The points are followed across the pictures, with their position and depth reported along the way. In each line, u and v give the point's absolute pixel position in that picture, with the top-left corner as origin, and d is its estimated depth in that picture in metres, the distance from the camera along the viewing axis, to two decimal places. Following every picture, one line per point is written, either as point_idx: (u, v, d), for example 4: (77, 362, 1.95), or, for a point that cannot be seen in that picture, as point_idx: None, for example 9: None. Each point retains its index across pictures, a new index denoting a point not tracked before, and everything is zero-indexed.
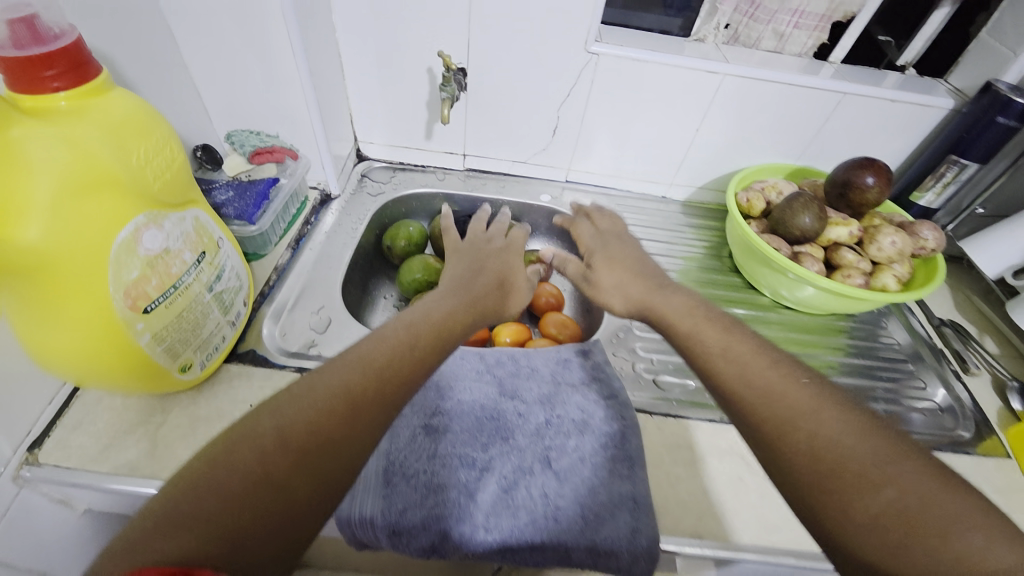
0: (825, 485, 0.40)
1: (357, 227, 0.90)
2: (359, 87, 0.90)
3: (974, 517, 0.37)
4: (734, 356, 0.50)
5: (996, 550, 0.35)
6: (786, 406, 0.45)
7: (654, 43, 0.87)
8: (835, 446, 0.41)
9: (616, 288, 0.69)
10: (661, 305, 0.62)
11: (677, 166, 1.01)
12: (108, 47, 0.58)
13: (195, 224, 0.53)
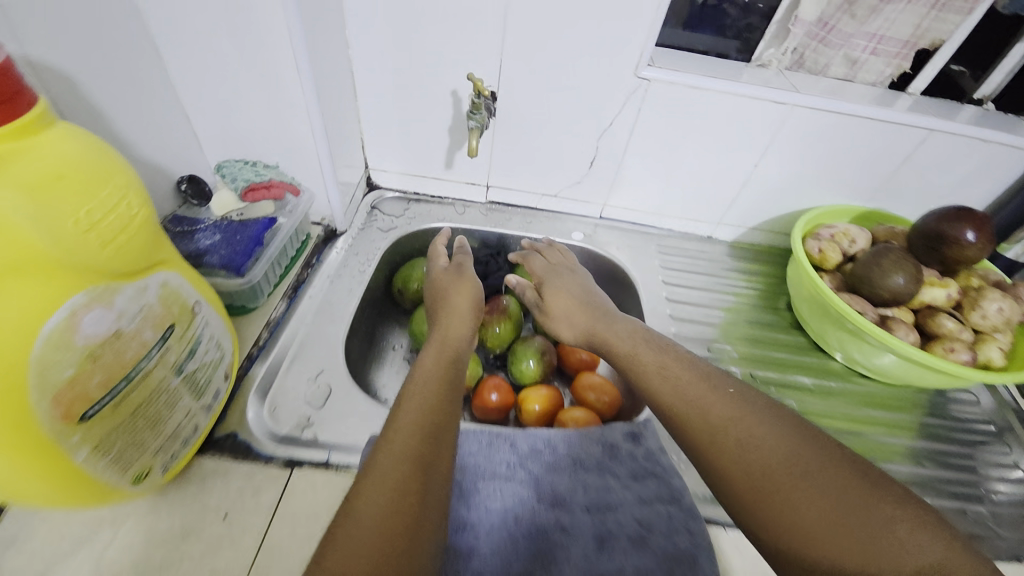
0: (759, 490, 0.42)
1: (365, 268, 0.78)
2: (372, 110, 0.79)
3: (895, 506, 0.38)
4: (669, 372, 0.54)
5: (916, 544, 0.36)
6: (713, 415, 0.48)
7: (712, 68, 0.76)
8: (764, 452, 0.43)
9: (565, 318, 0.71)
10: (607, 330, 0.65)
11: (727, 205, 0.90)
12: (71, 65, 0.48)
13: (161, 293, 0.42)
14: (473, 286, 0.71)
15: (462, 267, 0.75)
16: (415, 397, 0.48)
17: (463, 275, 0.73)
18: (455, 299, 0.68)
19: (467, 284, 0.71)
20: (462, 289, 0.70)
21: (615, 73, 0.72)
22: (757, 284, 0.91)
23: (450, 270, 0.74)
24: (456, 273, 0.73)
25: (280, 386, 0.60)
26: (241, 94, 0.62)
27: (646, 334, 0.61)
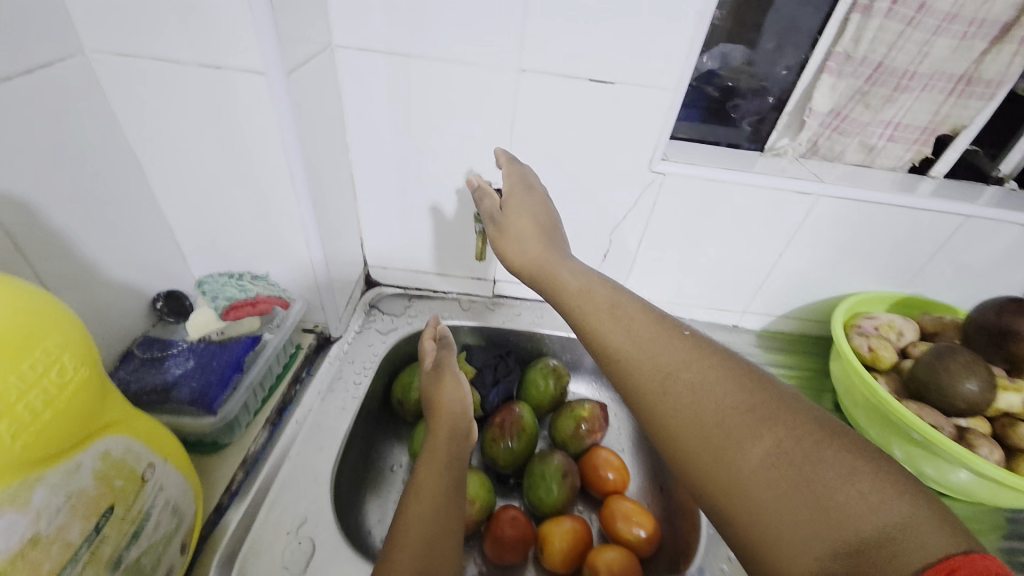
0: (706, 440, 0.37)
1: (362, 379, 0.70)
2: (372, 209, 0.75)
3: (852, 458, 0.33)
4: (623, 313, 0.48)
5: (872, 495, 0.31)
6: (668, 363, 0.43)
7: (727, 158, 0.73)
8: (711, 407, 0.38)
9: (523, 235, 0.58)
10: (558, 266, 0.54)
11: (753, 293, 0.83)
12: (36, 194, 0.44)
13: (100, 467, 0.34)
14: (456, 382, 0.64)
15: (441, 365, 0.66)
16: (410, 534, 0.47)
17: (441, 371, 0.65)
18: (441, 397, 0.62)
19: (449, 382, 0.64)
20: (450, 388, 0.63)
21: (628, 167, 0.69)
22: (796, 380, 0.82)
23: (431, 371, 0.67)
24: (438, 376, 0.65)
25: (252, 546, 0.50)
26: (232, 204, 0.57)
27: (600, 276, 0.53)
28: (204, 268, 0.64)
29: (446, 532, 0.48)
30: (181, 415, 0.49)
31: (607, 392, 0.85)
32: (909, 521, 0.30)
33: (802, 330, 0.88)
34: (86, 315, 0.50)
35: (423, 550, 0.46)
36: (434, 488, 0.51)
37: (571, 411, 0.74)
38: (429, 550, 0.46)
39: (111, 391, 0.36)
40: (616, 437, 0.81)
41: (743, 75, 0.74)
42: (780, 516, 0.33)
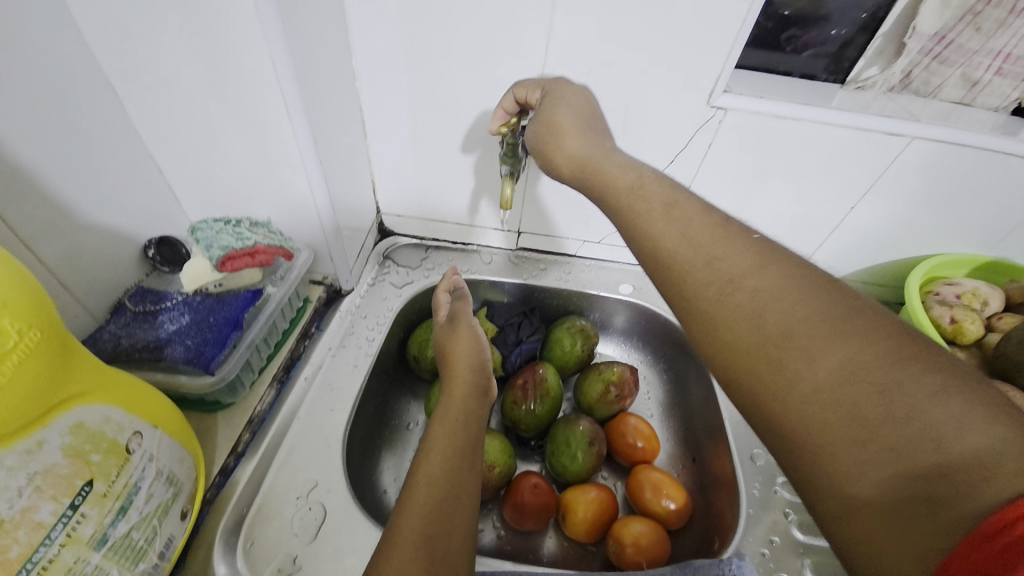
0: (763, 352, 0.30)
1: (375, 336, 0.64)
2: (383, 148, 0.67)
3: (950, 374, 0.25)
4: (681, 215, 0.37)
5: (971, 415, 0.23)
6: (724, 266, 0.34)
7: (801, 91, 0.61)
8: (776, 315, 0.31)
9: (565, 126, 0.48)
10: (603, 159, 0.44)
11: (811, 252, 0.74)
12: None
13: (72, 440, 0.30)
14: (472, 338, 0.60)
15: (456, 319, 0.62)
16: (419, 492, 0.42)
17: (456, 325, 0.62)
18: (456, 351, 0.58)
19: (466, 337, 0.60)
20: (463, 345, 0.59)
21: (682, 99, 0.59)
22: None
23: (445, 325, 0.63)
24: (452, 329, 0.62)
25: (261, 510, 0.47)
26: (222, 139, 0.50)
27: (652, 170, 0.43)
28: (201, 213, 0.58)
29: (459, 492, 0.43)
30: (176, 374, 0.45)
31: (637, 355, 0.79)
32: (1009, 447, 0.22)
33: (861, 293, 0.78)
34: (68, 264, 0.46)
35: (433, 509, 0.40)
36: (448, 443, 0.46)
37: (599, 374, 0.69)
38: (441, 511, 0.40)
39: (77, 354, 0.31)
40: (645, 402, 0.76)
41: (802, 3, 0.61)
42: (841, 437, 0.26)
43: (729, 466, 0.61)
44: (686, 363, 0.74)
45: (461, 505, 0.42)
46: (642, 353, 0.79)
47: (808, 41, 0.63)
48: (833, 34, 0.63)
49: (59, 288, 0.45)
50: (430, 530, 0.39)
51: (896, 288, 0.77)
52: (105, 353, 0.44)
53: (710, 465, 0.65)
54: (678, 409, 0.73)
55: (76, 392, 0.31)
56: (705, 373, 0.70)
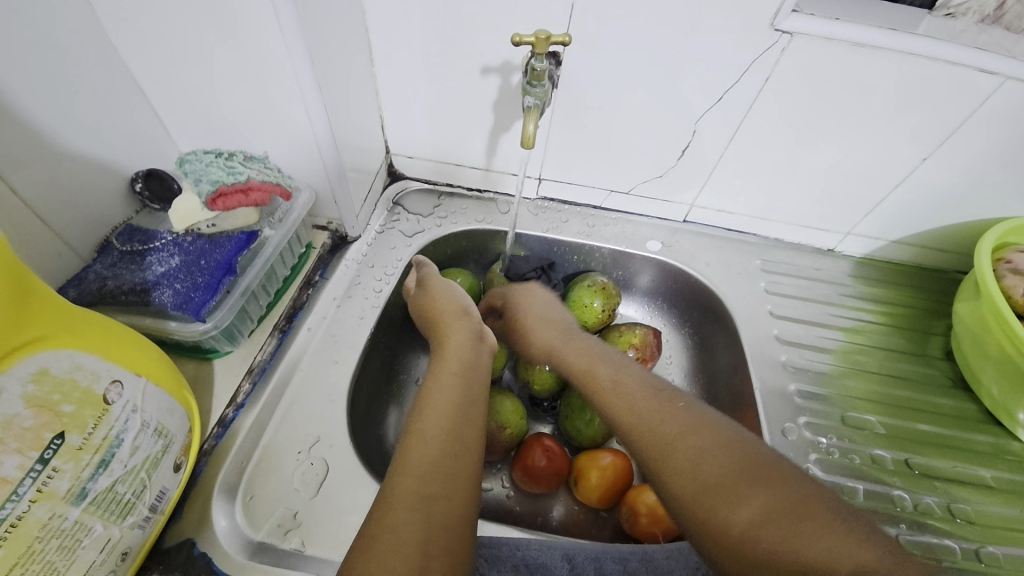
0: (699, 497, 0.35)
1: (382, 287, 0.60)
2: (393, 79, 0.60)
3: (833, 515, 0.31)
4: (624, 388, 0.46)
5: (848, 556, 0.29)
6: (664, 428, 0.40)
7: (882, 14, 0.52)
8: (698, 456, 0.37)
9: (539, 314, 0.60)
10: (563, 350, 0.55)
11: (866, 211, 0.66)
12: None
13: (35, 390, 0.28)
14: (453, 299, 0.56)
15: (426, 283, 0.58)
16: (415, 452, 0.40)
17: (427, 289, 0.57)
18: (441, 314, 0.55)
19: (440, 297, 0.56)
20: (444, 303, 0.56)
21: (739, 21, 0.50)
22: (893, 320, 0.68)
23: (417, 291, 0.58)
24: (426, 290, 0.57)
25: (261, 462, 0.45)
26: (210, 59, 0.44)
27: (602, 354, 0.52)
28: (193, 144, 0.53)
29: (458, 453, 0.41)
30: (165, 320, 0.42)
31: (661, 317, 0.74)
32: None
33: (915, 259, 0.71)
34: (45, 195, 0.42)
35: (432, 471, 0.39)
36: (451, 391, 0.45)
37: (620, 336, 0.64)
38: (440, 472, 0.39)
39: (32, 296, 0.29)
40: (666, 368, 0.72)
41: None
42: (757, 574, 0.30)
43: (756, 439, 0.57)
44: (715, 328, 0.69)
45: (462, 466, 0.40)
46: (667, 316, 0.74)
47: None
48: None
49: (36, 221, 0.41)
50: (428, 491, 0.37)
51: (956, 254, 0.69)
52: (90, 295, 0.41)
53: None
54: (702, 374, 0.69)
55: (36, 338, 0.28)
56: (735, 339, 0.65)
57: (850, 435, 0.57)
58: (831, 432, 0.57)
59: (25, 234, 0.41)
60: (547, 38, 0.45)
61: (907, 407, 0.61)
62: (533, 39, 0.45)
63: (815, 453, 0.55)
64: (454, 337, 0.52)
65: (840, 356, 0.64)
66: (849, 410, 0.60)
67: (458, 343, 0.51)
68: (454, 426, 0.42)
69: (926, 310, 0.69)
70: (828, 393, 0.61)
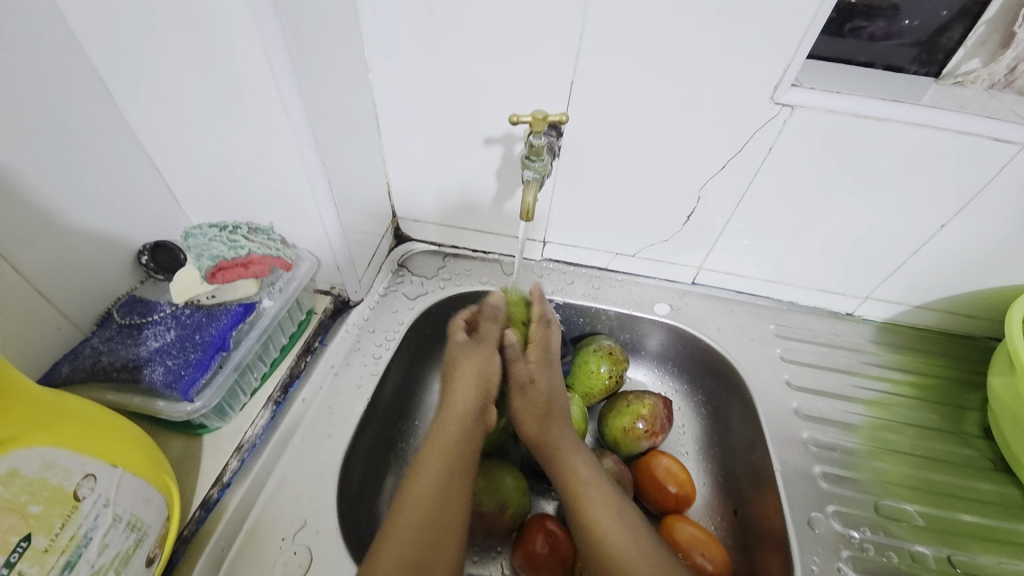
0: None
1: (382, 353, 0.59)
2: (399, 148, 0.61)
3: None
4: (576, 479, 0.49)
5: None
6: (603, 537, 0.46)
7: (883, 86, 0.52)
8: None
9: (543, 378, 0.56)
10: (539, 410, 0.53)
11: (883, 275, 0.63)
12: None
13: (3, 492, 0.27)
14: (485, 363, 0.54)
15: (483, 340, 0.56)
16: (405, 522, 0.43)
17: (478, 348, 0.56)
18: (461, 373, 0.54)
19: (479, 359, 0.55)
20: (471, 367, 0.54)
21: (740, 95, 0.50)
22: (922, 391, 0.64)
23: (470, 344, 0.56)
24: (474, 348, 0.56)
25: (244, 548, 0.43)
26: (221, 139, 0.46)
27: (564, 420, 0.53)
28: (202, 215, 0.54)
29: (445, 522, 0.44)
30: (154, 398, 0.42)
31: (671, 383, 0.71)
32: None
33: (941, 324, 0.67)
34: (46, 270, 0.43)
35: (419, 540, 0.42)
36: (439, 472, 0.46)
37: (628, 406, 0.61)
38: (426, 540, 0.42)
39: None
40: (679, 439, 0.67)
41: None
42: None
43: (779, 528, 0.53)
44: (730, 397, 0.65)
45: (446, 533, 0.43)
46: (678, 382, 0.71)
47: (872, 36, 0.53)
48: (905, 25, 0.52)
49: (35, 295, 0.42)
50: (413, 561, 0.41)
51: (984, 320, 0.65)
52: (83, 372, 0.41)
53: (755, 519, 0.57)
54: (717, 447, 0.65)
55: (9, 438, 0.28)
56: (750, 410, 0.61)
57: (886, 528, 0.52)
58: (864, 523, 0.52)
59: (24, 309, 0.42)
60: (544, 117, 0.46)
61: (946, 494, 0.56)
62: (530, 118, 0.46)
63: (847, 549, 0.50)
64: (457, 397, 0.52)
65: (867, 433, 0.60)
66: (882, 497, 0.55)
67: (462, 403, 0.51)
68: (444, 496, 0.45)
69: (957, 381, 0.64)
70: (856, 476, 0.56)
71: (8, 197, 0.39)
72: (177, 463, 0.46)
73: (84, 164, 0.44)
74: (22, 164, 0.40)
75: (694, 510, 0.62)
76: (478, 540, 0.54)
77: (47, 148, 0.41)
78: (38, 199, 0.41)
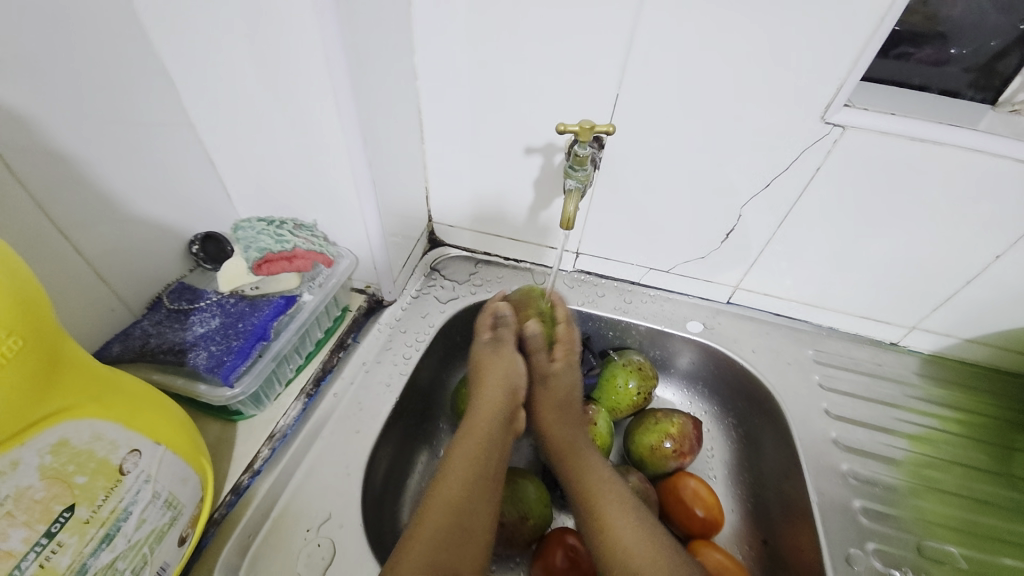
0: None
1: (412, 354, 0.59)
2: (440, 153, 0.62)
3: None
4: (592, 478, 0.51)
5: None
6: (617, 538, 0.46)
7: (939, 109, 0.50)
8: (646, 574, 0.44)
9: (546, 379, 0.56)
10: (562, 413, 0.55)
11: (933, 305, 0.60)
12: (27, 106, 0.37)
13: (53, 461, 0.28)
14: (510, 372, 0.55)
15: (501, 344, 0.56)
16: (430, 522, 0.43)
17: (497, 354, 0.56)
18: (486, 378, 0.54)
19: (503, 361, 0.55)
20: (497, 368, 0.55)
21: (787, 112, 0.49)
22: (971, 430, 0.60)
23: (490, 351, 0.56)
24: (495, 351, 0.56)
25: (270, 536, 0.43)
26: (275, 137, 0.47)
27: (569, 418, 0.55)
28: (250, 210, 0.56)
29: (470, 526, 0.44)
30: (196, 381, 0.43)
31: (701, 404, 0.69)
32: None
33: (993, 361, 0.64)
34: (107, 255, 0.45)
35: (443, 542, 0.42)
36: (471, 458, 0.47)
37: (655, 424, 0.60)
38: (451, 543, 0.42)
39: (66, 363, 0.30)
40: (707, 462, 0.65)
41: (914, 17, 0.50)
42: None
43: (814, 562, 0.50)
44: (763, 422, 0.63)
45: (472, 537, 0.43)
46: (708, 403, 0.69)
47: (920, 62, 0.52)
48: (954, 54, 0.51)
49: (94, 277, 0.45)
50: (438, 564, 0.40)
51: None
52: (132, 352, 0.43)
53: (788, 551, 0.54)
54: (747, 473, 0.63)
55: (61, 408, 0.29)
56: (785, 437, 0.59)
57: (930, 571, 0.49)
58: (905, 564, 0.49)
59: (84, 290, 0.44)
60: (591, 127, 0.46)
61: (995, 540, 0.52)
62: (577, 127, 0.46)
63: None
64: (483, 401, 0.53)
65: (910, 470, 0.57)
66: (925, 538, 0.52)
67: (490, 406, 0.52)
68: (469, 498, 0.45)
69: (1009, 423, 0.61)
70: (897, 514, 0.53)
71: (76, 181, 0.42)
72: (212, 447, 0.48)
73: (147, 154, 0.47)
74: (92, 152, 0.42)
75: (720, 537, 0.60)
76: (498, 548, 0.53)
77: (114, 138, 0.44)
78: (104, 186, 0.44)
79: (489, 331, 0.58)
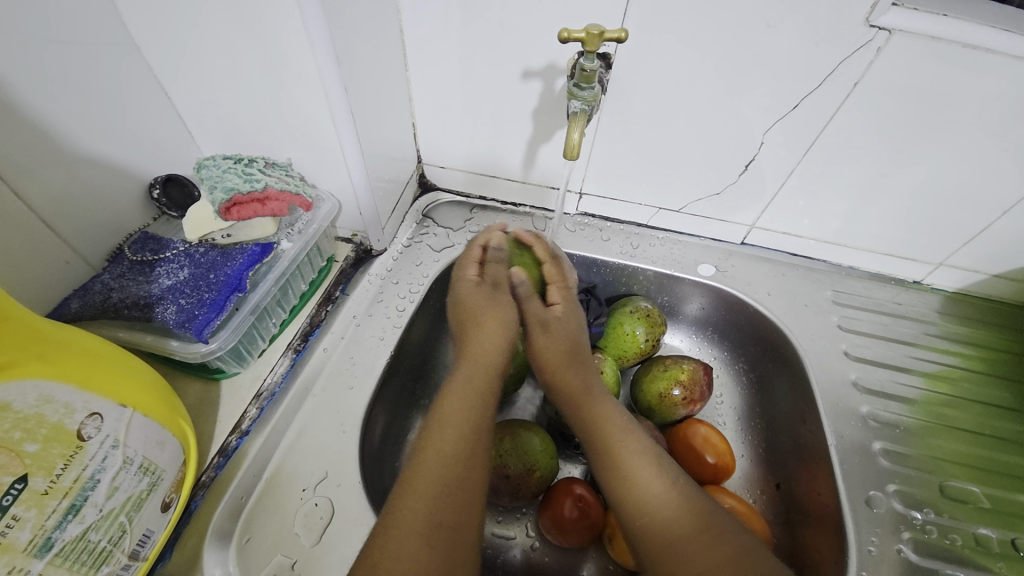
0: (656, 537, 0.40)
1: (406, 305, 0.55)
2: (427, 83, 0.55)
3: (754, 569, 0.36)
4: (603, 421, 0.46)
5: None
6: (634, 477, 0.43)
7: (998, 10, 0.43)
8: (655, 505, 0.41)
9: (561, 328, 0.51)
10: (576, 365, 0.50)
11: (964, 239, 0.56)
12: None
13: None
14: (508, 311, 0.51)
15: (501, 287, 0.52)
16: (435, 475, 0.39)
17: (495, 296, 0.52)
18: (483, 318, 0.50)
19: (496, 308, 0.51)
20: (490, 313, 0.50)
21: (827, 16, 0.43)
22: (993, 368, 0.58)
23: (486, 290, 0.52)
24: (490, 295, 0.51)
25: (263, 498, 0.41)
26: (233, 59, 0.41)
27: (583, 364, 0.50)
28: (215, 149, 0.51)
29: (473, 479, 0.40)
30: (167, 338, 0.40)
31: (710, 350, 0.66)
32: None
33: (1017, 296, 0.61)
34: (53, 202, 0.40)
35: (442, 498, 0.38)
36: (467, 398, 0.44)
37: (664, 371, 0.57)
38: (457, 498, 0.38)
39: None
40: (716, 409, 0.63)
41: None
42: None
43: (831, 504, 0.49)
44: (778, 368, 0.60)
45: (473, 491, 0.40)
46: (719, 348, 0.66)
47: None
48: None
49: (41, 226, 0.40)
50: (444, 518, 0.37)
51: None
52: (93, 308, 0.39)
53: (803, 495, 0.53)
54: (759, 418, 0.61)
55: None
56: (801, 382, 0.57)
57: (950, 510, 0.48)
58: (927, 505, 0.48)
59: (30, 241, 0.39)
60: (600, 33, 0.40)
61: (1017, 478, 0.51)
62: (584, 35, 0.40)
63: (908, 531, 0.46)
64: (490, 342, 0.49)
65: (927, 409, 0.54)
66: (947, 478, 0.50)
67: (484, 354, 0.48)
68: (473, 453, 0.41)
69: None
70: (916, 454, 0.51)
71: (5, 112, 0.36)
72: (194, 408, 0.45)
73: (86, 83, 0.41)
74: (22, 79, 0.36)
75: (732, 482, 0.59)
76: (504, 500, 0.51)
77: (43, 58, 0.37)
78: (39, 119, 0.38)
79: (476, 271, 0.53)
